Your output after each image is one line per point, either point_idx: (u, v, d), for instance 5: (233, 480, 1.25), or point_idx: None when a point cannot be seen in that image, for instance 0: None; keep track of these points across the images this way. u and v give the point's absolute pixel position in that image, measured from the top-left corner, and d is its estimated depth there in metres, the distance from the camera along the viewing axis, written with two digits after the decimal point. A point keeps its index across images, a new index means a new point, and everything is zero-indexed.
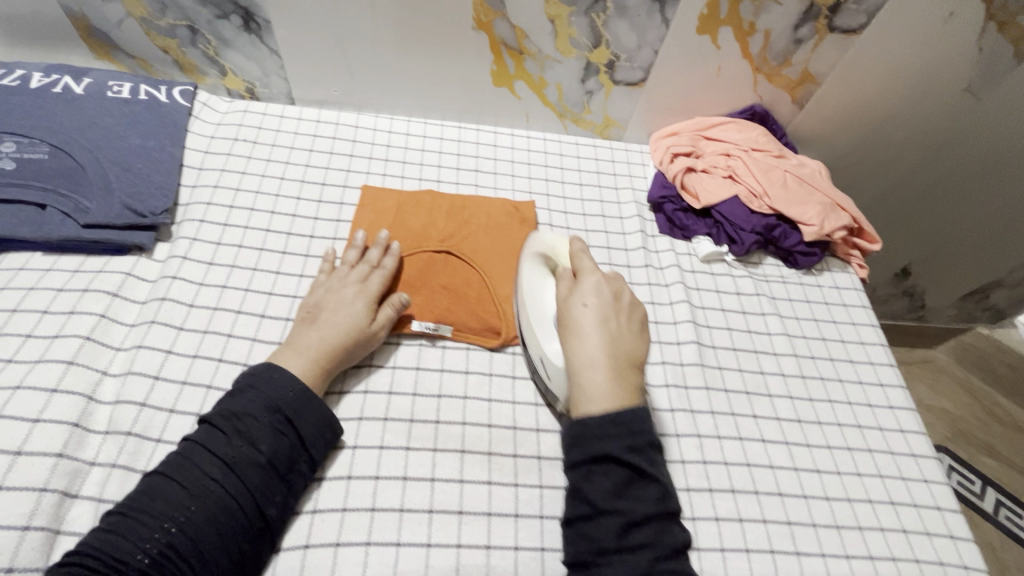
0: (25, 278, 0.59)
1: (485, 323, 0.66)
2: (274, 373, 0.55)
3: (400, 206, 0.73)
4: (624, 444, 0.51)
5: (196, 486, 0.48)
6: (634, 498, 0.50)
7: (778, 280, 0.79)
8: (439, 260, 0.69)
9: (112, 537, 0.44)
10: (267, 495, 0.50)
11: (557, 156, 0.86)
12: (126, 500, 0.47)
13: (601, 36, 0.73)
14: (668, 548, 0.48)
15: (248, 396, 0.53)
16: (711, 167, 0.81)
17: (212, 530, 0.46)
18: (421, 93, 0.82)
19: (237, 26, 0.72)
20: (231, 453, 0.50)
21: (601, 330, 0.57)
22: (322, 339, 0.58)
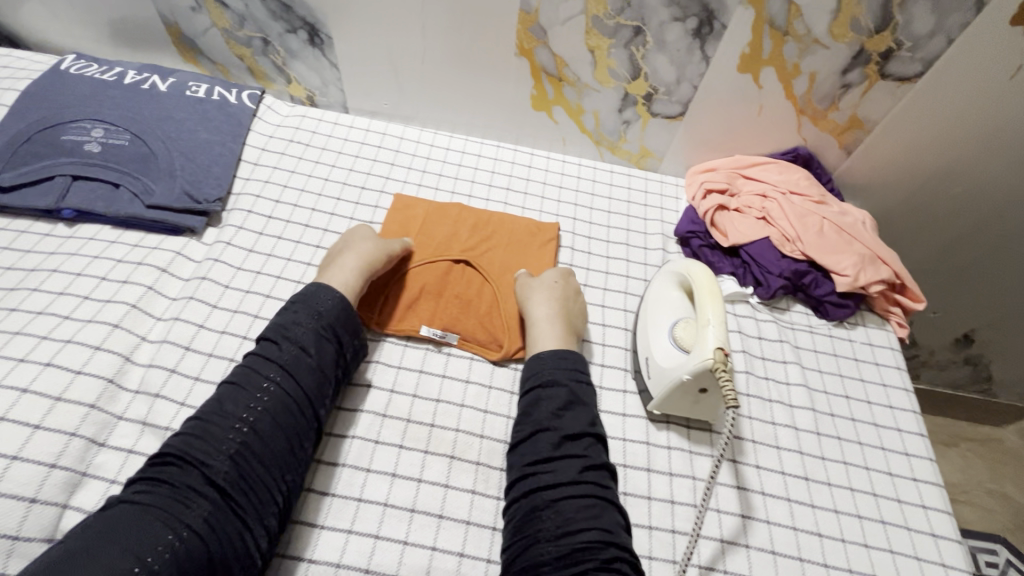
0: (93, 247, 0.67)
1: (491, 335, 0.68)
2: (319, 288, 0.62)
3: (429, 216, 0.76)
4: (568, 373, 0.59)
5: (252, 390, 0.54)
6: (570, 418, 0.56)
7: (804, 329, 0.76)
8: (458, 270, 0.72)
9: (193, 442, 0.50)
10: (319, 396, 0.57)
11: (590, 182, 0.87)
12: (201, 410, 0.53)
13: (640, 69, 0.74)
14: (597, 462, 0.54)
15: (294, 312, 0.60)
16: (745, 207, 0.79)
17: (275, 427, 0.53)
18: (463, 111, 0.86)
19: (304, 40, 0.80)
20: (286, 357, 0.56)
21: (561, 295, 0.67)
22: (356, 255, 0.66)
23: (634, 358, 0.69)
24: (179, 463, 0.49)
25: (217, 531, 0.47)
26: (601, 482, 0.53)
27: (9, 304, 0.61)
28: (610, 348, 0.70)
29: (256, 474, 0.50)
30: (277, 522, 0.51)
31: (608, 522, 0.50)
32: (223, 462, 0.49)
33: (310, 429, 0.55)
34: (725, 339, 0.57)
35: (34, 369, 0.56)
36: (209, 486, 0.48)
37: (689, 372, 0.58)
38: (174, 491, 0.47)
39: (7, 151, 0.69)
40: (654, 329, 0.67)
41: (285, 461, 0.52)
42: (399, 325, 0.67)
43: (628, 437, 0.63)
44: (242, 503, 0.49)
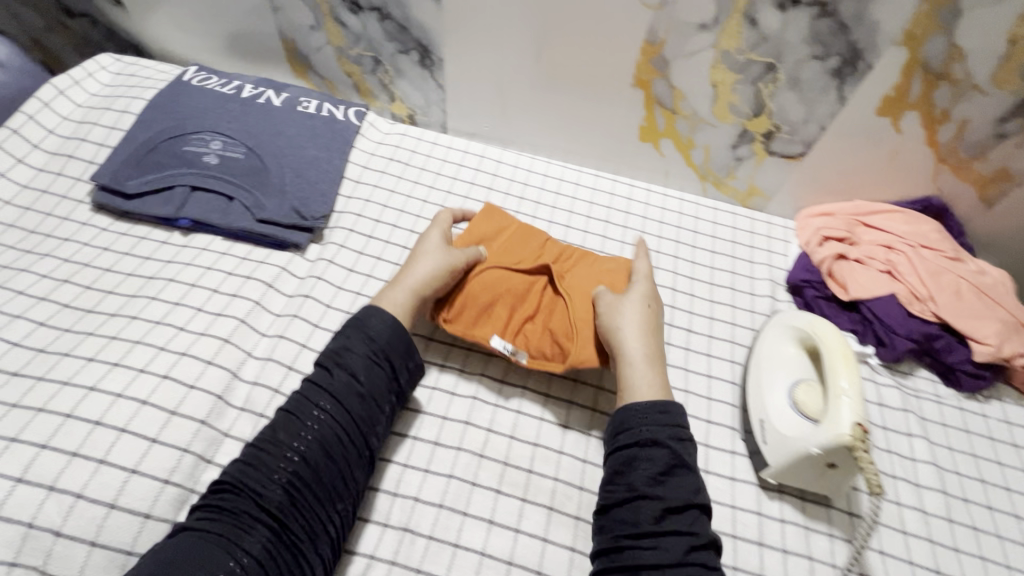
0: (206, 257, 0.69)
1: (558, 347, 0.63)
2: (370, 310, 0.59)
3: (519, 227, 0.73)
4: (668, 432, 0.53)
5: (303, 418, 0.52)
6: (672, 485, 0.50)
7: (931, 398, 0.68)
8: (538, 281, 0.67)
9: (248, 470, 0.49)
10: (370, 423, 0.54)
11: (692, 219, 0.83)
12: (257, 437, 0.52)
13: (765, 106, 0.70)
14: (703, 541, 0.48)
15: (346, 335, 0.58)
16: (867, 258, 0.73)
17: (327, 455, 0.51)
18: (565, 138, 0.84)
19: (414, 61, 0.79)
20: (337, 384, 0.54)
21: (645, 325, 0.61)
22: (418, 274, 0.63)
23: (743, 416, 0.64)
24: (236, 492, 0.48)
25: (273, 561, 0.46)
26: (708, 563, 0.48)
27: (130, 312, 0.62)
28: (716, 403, 0.66)
29: (307, 505, 0.49)
30: (330, 550, 0.50)
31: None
32: (277, 492, 0.48)
33: (361, 458, 0.53)
34: (863, 414, 0.52)
35: (153, 381, 0.57)
36: (264, 516, 0.47)
37: (820, 447, 0.53)
38: (230, 520, 0.47)
39: (135, 159, 0.72)
40: (769, 387, 0.62)
41: (337, 489, 0.51)
42: (467, 331, 0.64)
43: (738, 504, 0.58)
44: (297, 533, 0.48)
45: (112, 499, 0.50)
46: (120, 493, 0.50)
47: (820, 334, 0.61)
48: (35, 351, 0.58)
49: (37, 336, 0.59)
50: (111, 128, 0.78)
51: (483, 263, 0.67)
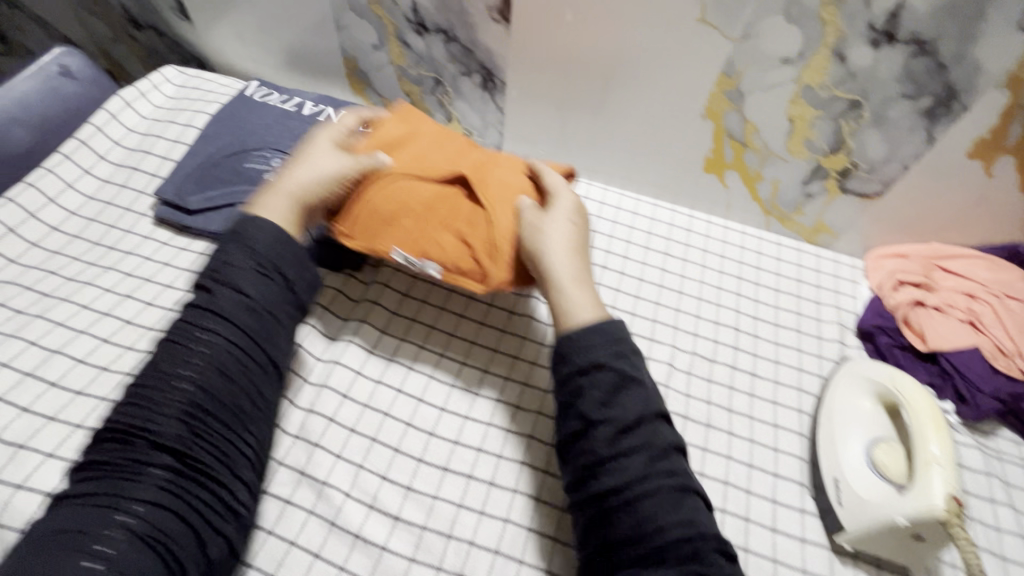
0: None
1: (475, 263, 0.57)
2: (249, 222, 0.55)
3: (433, 133, 0.66)
4: (611, 350, 0.51)
5: (189, 349, 0.51)
6: (622, 404, 0.49)
7: (1017, 462, 0.64)
8: (452, 187, 0.60)
9: (135, 413, 0.49)
10: (268, 337, 0.54)
11: (755, 253, 0.80)
12: (143, 373, 0.51)
13: (844, 143, 0.67)
14: (659, 449, 0.48)
15: (226, 251, 0.54)
16: (947, 306, 0.69)
17: (224, 377, 0.51)
18: (624, 165, 0.81)
19: (476, 83, 0.78)
20: (223, 306, 0.52)
21: (571, 242, 0.57)
22: (297, 180, 0.58)
23: (814, 472, 0.60)
24: (128, 437, 0.48)
25: (178, 496, 0.47)
26: (670, 467, 0.48)
27: None
28: (784, 456, 0.62)
29: (208, 434, 0.49)
30: (249, 470, 0.51)
31: (685, 507, 0.47)
32: (174, 427, 0.48)
33: (261, 372, 0.53)
34: (956, 484, 0.50)
35: None
36: (162, 457, 0.47)
37: (908, 517, 0.50)
38: (122, 470, 0.47)
39: (198, 175, 0.73)
40: (842, 441, 0.59)
41: (244, 409, 0.51)
42: (369, 246, 0.59)
43: (809, 569, 0.55)
44: (205, 461, 0.48)
45: None
46: None
47: (904, 391, 0.57)
48: (98, 369, 0.58)
49: (100, 353, 0.60)
50: (175, 141, 0.78)
51: (391, 168, 0.61)
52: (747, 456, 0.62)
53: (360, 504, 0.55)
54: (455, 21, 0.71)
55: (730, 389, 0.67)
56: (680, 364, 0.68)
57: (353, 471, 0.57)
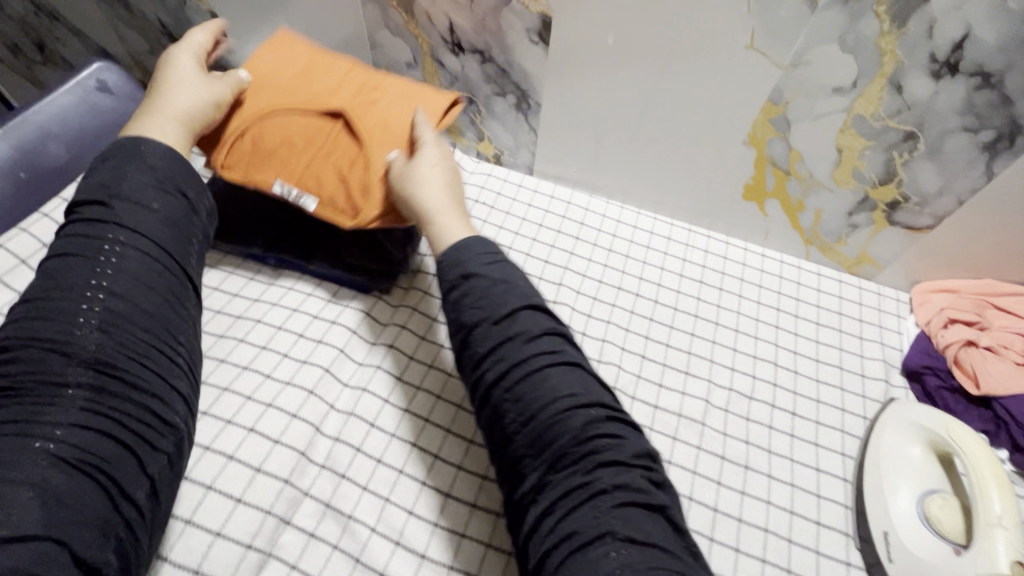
0: (292, 298, 0.68)
1: (350, 198, 0.60)
2: (139, 139, 0.53)
3: (310, 65, 0.67)
4: (480, 259, 0.52)
5: (91, 261, 0.47)
6: (492, 303, 0.49)
7: None
8: (332, 122, 0.63)
9: (38, 336, 0.44)
10: (182, 247, 0.52)
11: (794, 284, 0.77)
12: (32, 295, 0.47)
13: (895, 175, 0.64)
14: (534, 335, 0.48)
15: (112, 166, 0.51)
16: (1000, 347, 0.65)
17: (141, 285, 0.48)
18: (658, 189, 0.79)
19: (510, 104, 0.77)
20: (128, 217, 0.49)
21: (444, 178, 0.59)
22: (179, 104, 0.57)
23: (859, 521, 0.57)
24: (31, 357, 0.43)
25: (108, 409, 0.43)
26: (550, 349, 0.47)
27: (218, 354, 0.62)
28: (827, 502, 0.59)
29: (134, 344, 0.46)
30: (182, 382, 0.48)
31: (576, 385, 0.46)
32: (90, 341, 0.44)
33: (179, 282, 0.51)
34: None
35: (239, 435, 0.56)
36: (78, 376, 0.43)
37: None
38: (32, 398, 0.42)
39: None
40: (890, 490, 0.56)
41: (170, 319, 0.49)
42: (247, 177, 0.61)
43: None
44: (131, 372, 0.45)
45: (197, 565, 0.50)
46: (205, 557, 0.50)
47: (960, 441, 0.54)
48: None
49: None
50: None
51: (266, 103, 0.63)
52: (788, 501, 0.59)
53: (386, 539, 0.53)
54: (492, 43, 0.70)
55: (769, 429, 0.64)
56: (716, 400, 0.66)
57: (379, 505, 0.55)
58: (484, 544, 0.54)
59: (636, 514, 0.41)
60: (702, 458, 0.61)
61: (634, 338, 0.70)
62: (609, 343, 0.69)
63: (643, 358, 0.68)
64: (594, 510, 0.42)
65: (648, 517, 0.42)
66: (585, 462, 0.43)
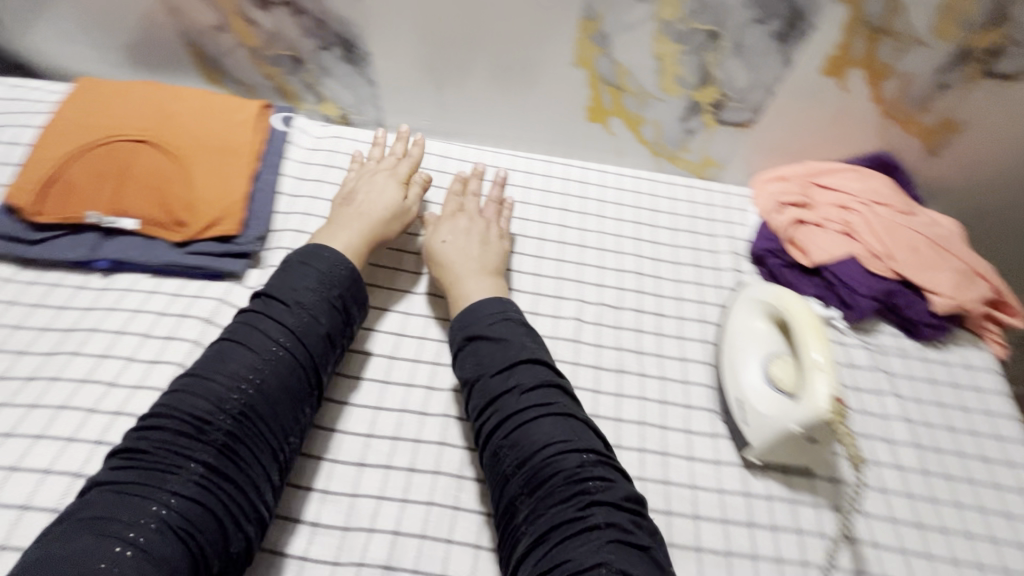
0: (131, 299, 0.62)
1: (171, 215, 0.65)
2: (323, 251, 0.61)
3: (110, 99, 0.70)
4: (481, 322, 0.59)
5: (259, 352, 0.53)
6: (489, 357, 0.57)
7: (898, 354, 0.69)
8: (141, 146, 0.67)
9: (191, 402, 0.49)
10: (325, 362, 0.56)
11: (650, 196, 0.81)
12: (198, 365, 0.53)
13: (711, 76, 0.68)
14: (527, 386, 0.55)
15: (294, 271, 0.59)
16: (824, 221, 0.73)
17: (279, 389, 0.52)
18: (512, 125, 0.79)
19: (338, 57, 0.73)
20: (294, 321, 0.55)
21: (474, 259, 0.66)
22: (371, 214, 0.67)
23: (721, 397, 0.63)
24: (177, 428, 0.48)
25: (215, 490, 0.46)
26: (543, 400, 0.54)
27: (50, 372, 0.57)
28: (694, 386, 0.64)
29: (258, 437, 0.50)
30: (280, 477, 0.52)
31: (567, 433, 0.52)
32: (226, 427, 0.49)
33: (313, 392, 0.55)
34: (836, 384, 0.53)
35: (86, 450, 0.52)
36: (203, 454, 0.47)
37: (800, 424, 0.53)
38: (163, 459, 0.46)
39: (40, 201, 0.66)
40: (741, 364, 0.61)
41: (291, 423, 0.53)
42: (64, 215, 0.64)
43: (725, 488, 0.58)
44: (247, 462, 0.49)
45: None
46: None
47: (779, 302, 0.61)
48: None
49: None
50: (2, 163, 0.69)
51: (73, 146, 0.67)
52: (659, 393, 0.64)
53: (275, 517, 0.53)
54: None
55: (638, 333, 0.68)
56: (588, 316, 0.69)
57: None
58: (377, 497, 0.55)
59: (628, 551, 0.46)
60: (579, 373, 0.64)
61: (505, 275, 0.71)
62: None
63: (515, 291, 0.70)
64: (587, 542, 0.46)
65: (639, 557, 0.46)
66: (579, 499, 0.49)
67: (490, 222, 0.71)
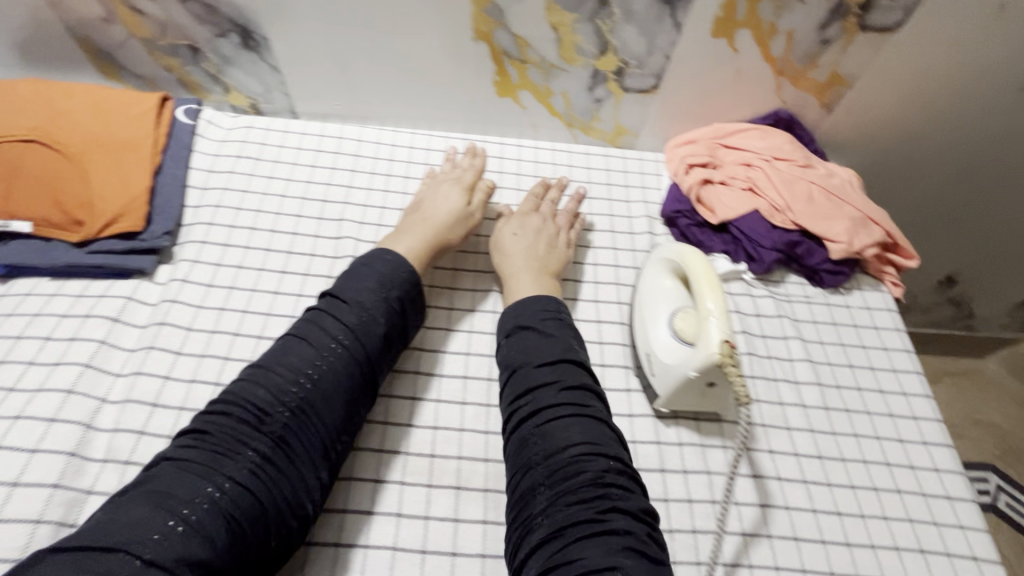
0: (31, 303, 0.62)
1: (68, 215, 0.64)
2: (384, 252, 0.63)
3: None
4: (533, 318, 0.60)
5: (320, 349, 0.54)
6: (535, 349, 0.57)
7: (801, 300, 0.73)
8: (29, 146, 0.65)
9: (255, 391, 0.51)
10: (378, 363, 0.57)
11: (566, 167, 0.82)
12: (264, 357, 0.55)
13: (608, 43, 0.70)
14: (571, 383, 0.54)
15: (360, 271, 0.60)
16: (729, 179, 0.76)
17: (335, 388, 0.53)
18: (425, 105, 0.80)
19: (236, 44, 0.72)
20: (351, 318, 0.57)
21: (529, 263, 0.67)
22: (434, 218, 0.68)
23: (634, 353, 0.66)
24: (238, 415, 0.50)
25: (264, 481, 0.47)
26: (582, 400, 0.54)
27: None
28: (608, 346, 0.67)
29: (311, 432, 0.51)
30: (329, 475, 0.52)
31: (596, 436, 0.51)
32: (283, 419, 0.50)
33: (365, 392, 0.56)
34: (730, 330, 0.55)
35: None
36: (261, 443, 0.49)
37: (697, 369, 0.56)
38: (220, 443, 0.48)
39: None
40: (652, 321, 0.64)
41: (343, 422, 0.53)
42: None
43: (637, 439, 0.61)
44: (299, 456, 0.50)
45: None
46: None
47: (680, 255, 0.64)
48: None
49: None
50: None
51: None
52: None
53: None
54: None
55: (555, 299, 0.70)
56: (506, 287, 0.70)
57: None
58: None
59: (642, 561, 0.43)
60: None
61: None
62: None
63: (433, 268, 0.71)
64: (604, 545, 0.44)
65: (652, 569, 0.43)
66: (599, 502, 0.47)
67: (559, 228, 0.72)
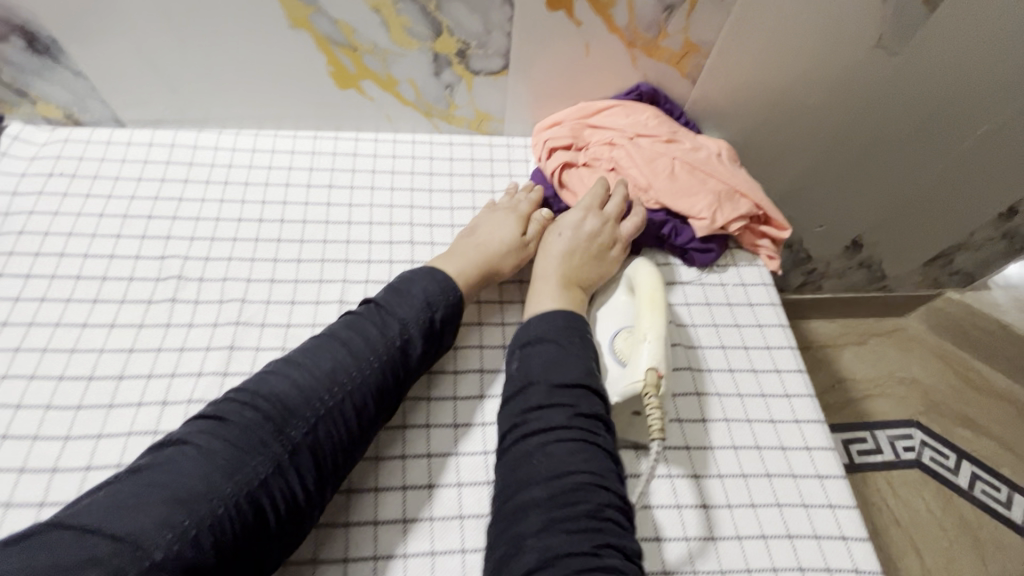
0: None
1: None
2: (425, 271, 0.60)
3: None
4: (555, 334, 0.54)
5: (358, 355, 0.52)
6: (554, 365, 0.52)
7: (674, 283, 0.70)
8: None
9: (285, 391, 0.49)
10: (405, 386, 0.55)
11: (426, 159, 0.76)
12: (298, 352, 0.52)
13: (439, 22, 0.64)
14: (588, 412, 0.49)
15: (410, 288, 0.58)
16: (593, 161, 0.72)
17: (365, 401, 0.51)
18: (263, 102, 0.73)
19: (23, 49, 0.65)
20: (388, 333, 0.54)
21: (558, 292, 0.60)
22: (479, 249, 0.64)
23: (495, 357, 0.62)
24: (265, 412, 0.47)
25: (273, 492, 0.45)
26: (594, 430, 0.49)
27: None
28: (465, 350, 0.63)
29: (331, 445, 0.49)
30: (332, 491, 0.49)
31: (604, 469, 0.47)
32: (308, 427, 0.48)
33: (387, 412, 0.54)
34: (660, 359, 0.55)
35: None
36: (281, 447, 0.46)
37: (621, 394, 0.55)
38: (244, 440, 0.45)
39: None
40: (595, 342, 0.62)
41: (360, 439, 0.51)
42: None
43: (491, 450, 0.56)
44: (316, 470, 0.47)
45: None
46: None
47: (639, 279, 0.62)
48: None
49: None
50: None
51: None
52: None
53: None
54: None
55: None
56: (351, 296, 0.64)
57: None
58: None
59: None
60: None
61: (260, 266, 0.65)
62: (231, 280, 0.64)
63: (273, 281, 0.64)
64: None
65: None
66: (594, 535, 0.43)
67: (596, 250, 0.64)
